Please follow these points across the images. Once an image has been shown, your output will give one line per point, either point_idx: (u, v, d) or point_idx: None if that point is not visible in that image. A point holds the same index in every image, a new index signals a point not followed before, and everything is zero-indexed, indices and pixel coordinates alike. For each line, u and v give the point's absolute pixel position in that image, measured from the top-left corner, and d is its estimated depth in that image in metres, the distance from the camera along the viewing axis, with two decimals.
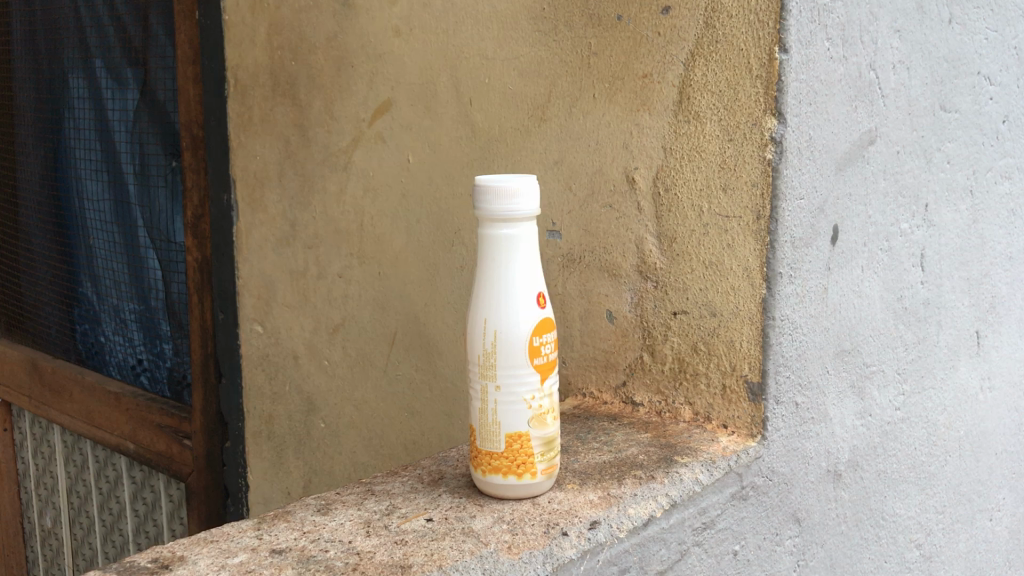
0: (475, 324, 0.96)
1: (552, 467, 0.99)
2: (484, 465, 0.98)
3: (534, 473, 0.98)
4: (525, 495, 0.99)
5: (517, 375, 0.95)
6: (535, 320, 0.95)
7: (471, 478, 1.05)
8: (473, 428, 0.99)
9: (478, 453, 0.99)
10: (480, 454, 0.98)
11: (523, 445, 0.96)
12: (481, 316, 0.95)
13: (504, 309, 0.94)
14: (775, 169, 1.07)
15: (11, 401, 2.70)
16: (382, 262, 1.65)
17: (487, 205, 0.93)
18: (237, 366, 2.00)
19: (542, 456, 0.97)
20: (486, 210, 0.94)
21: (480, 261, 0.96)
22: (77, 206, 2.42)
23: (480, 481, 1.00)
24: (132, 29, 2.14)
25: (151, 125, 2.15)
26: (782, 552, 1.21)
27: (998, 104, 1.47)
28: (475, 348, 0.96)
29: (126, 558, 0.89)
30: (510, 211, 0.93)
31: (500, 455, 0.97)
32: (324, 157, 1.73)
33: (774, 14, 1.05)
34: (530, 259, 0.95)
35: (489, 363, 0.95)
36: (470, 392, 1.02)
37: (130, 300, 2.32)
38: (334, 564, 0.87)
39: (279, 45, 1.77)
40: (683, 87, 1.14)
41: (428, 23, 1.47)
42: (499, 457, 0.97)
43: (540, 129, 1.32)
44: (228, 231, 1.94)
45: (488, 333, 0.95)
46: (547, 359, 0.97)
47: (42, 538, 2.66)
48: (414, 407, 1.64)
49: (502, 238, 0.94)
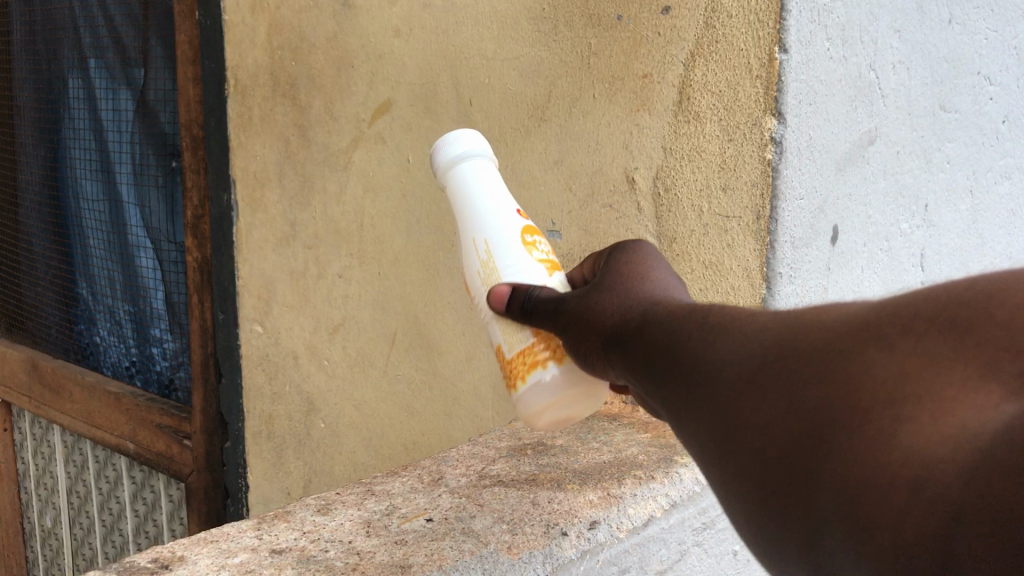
0: (467, 253, 0.96)
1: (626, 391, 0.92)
2: (518, 375, 0.90)
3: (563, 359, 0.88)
4: (578, 407, 0.91)
5: (519, 267, 0.91)
6: (517, 220, 0.94)
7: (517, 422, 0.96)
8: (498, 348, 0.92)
9: (509, 365, 0.91)
10: (513, 362, 0.90)
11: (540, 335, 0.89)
12: (469, 238, 0.95)
13: (484, 220, 0.94)
14: (775, 170, 1.07)
15: (11, 401, 2.69)
16: (382, 262, 1.65)
17: (438, 153, 0.98)
18: (236, 366, 1.99)
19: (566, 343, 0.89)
20: (437, 162, 0.98)
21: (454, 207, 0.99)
22: (76, 206, 2.40)
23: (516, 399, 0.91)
24: (132, 28, 2.14)
25: (151, 127, 2.15)
26: None
27: (998, 103, 1.47)
28: (473, 270, 0.94)
29: (126, 558, 0.88)
30: (460, 147, 0.97)
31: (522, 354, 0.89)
32: (324, 157, 1.74)
33: (774, 14, 1.05)
34: (497, 179, 0.97)
35: (488, 274, 0.92)
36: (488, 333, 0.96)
37: (126, 301, 2.31)
38: (334, 564, 0.87)
39: (280, 45, 1.77)
40: (683, 87, 1.14)
41: (428, 23, 1.48)
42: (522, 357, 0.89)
43: (540, 129, 1.31)
44: (228, 231, 1.94)
45: (478, 244, 0.93)
46: (546, 257, 0.94)
47: (42, 538, 2.66)
48: (415, 407, 1.63)
49: (459, 175, 0.97)
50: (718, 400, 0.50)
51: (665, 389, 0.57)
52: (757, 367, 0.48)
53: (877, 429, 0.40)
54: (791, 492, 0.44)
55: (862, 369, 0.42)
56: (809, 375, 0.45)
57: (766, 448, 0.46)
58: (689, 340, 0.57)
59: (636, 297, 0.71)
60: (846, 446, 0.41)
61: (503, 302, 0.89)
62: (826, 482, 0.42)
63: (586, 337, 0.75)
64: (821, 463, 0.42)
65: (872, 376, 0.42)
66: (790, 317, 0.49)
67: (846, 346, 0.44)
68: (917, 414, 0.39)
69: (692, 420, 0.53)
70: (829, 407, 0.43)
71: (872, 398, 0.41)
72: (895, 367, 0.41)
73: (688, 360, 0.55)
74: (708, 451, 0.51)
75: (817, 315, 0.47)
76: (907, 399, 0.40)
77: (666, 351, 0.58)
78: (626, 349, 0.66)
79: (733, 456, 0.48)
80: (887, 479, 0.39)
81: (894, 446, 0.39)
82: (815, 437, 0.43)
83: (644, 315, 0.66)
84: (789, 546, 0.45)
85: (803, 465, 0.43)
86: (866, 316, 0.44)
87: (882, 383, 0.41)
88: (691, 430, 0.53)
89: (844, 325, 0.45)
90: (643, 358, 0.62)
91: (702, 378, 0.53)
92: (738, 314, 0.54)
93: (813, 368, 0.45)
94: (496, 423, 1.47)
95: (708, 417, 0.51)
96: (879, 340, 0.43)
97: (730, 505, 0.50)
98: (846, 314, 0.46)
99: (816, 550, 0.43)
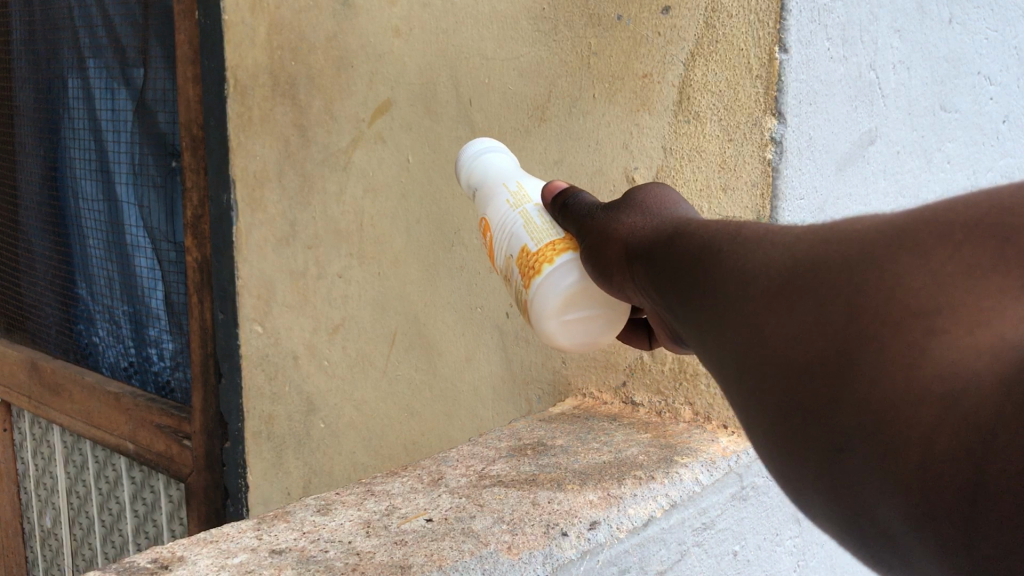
0: (495, 196, 1.05)
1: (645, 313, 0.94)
2: (544, 260, 0.91)
3: (551, 260, 0.90)
4: (603, 305, 0.91)
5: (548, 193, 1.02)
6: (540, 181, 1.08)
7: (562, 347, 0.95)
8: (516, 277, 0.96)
9: (534, 256, 0.92)
10: (540, 251, 0.91)
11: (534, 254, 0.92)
12: (499, 186, 1.05)
13: (512, 174, 1.07)
14: (776, 169, 1.07)
15: (11, 401, 2.69)
16: (382, 262, 1.65)
17: (467, 147, 1.14)
18: (236, 366, 1.99)
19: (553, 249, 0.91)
20: (466, 154, 1.14)
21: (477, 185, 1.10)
22: (75, 206, 2.40)
23: (539, 289, 0.91)
24: (131, 28, 2.14)
25: (150, 127, 2.15)
26: (782, 552, 1.19)
27: (998, 104, 1.47)
28: (502, 202, 1.02)
29: (126, 558, 0.88)
30: (487, 142, 1.14)
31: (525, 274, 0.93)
32: (324, 157, 1.74)
33: (774, 14, 1.05)
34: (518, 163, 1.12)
35: (520, 198, 1.01)
36: (507, 268, 0.99)
37: (126, 301, 2.31)
38: (334, 564, 0.86)
39: (279, 45, 1.77)
40: (683, 87, 1.14)
41: (428, 23, 1.48)
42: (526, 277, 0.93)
43: (540, 129, 1.31)
44: (227, 231, 1.94)
45: (510, 184, 1.04)
46: None
47: (42, 538, 2.66)
48: (414, 407, 1.63)
49: (479, 158, 1.12)
50: (744, 315, 0.48)
51: (694, 310, 0.55)
52: (786, 277, 0.46)
53: (908, 340, 0.38)
54: (812, 409, 0.42)
55: (894, 279, 0.40)
56: (838, 285, 0.43)
57: (788, 362, 0.44)
58: (721, 257, 0.55)
59: (671, 222, 0.70)
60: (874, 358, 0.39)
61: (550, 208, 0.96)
62: (851, 396, 0.40)
63: (623, 254, 0.76)
64: (845, 376, 0.40)
65: (905, 285, 0.40)
66: (824, 232, 0.47)
67: (879, 255, 0.42)
68: (951, 326, 0.37)
69: (716, 339, 0.51)
70: (858, 318, 0.41)
71: (904, 309, 0.39)
72: (929, 279, 0.39)
73: (721, 273, 0.53)
74: (729, 371, 0.49)
75: (850, 226, 0.45)
76: (942, 312, 0.38)
77: (697, 270, 0.57)
78: (657, 272, 0.65)
79: (754, 374, 0.46)
80: (914, 392, 0.37)
81: (925, 359, 0.37)
82: (841, 349, 0.41)
83: (674, 238, 0.65)
84: (806, 472, 0.43)
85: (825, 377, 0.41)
86: (903, 226, 0.42)
87: (917, 292, 0.39)
88: (715, 349, 0.51)
89: (882, 234, 0.43)
90: (674, 279, 0.61)
91: (731, 293, 0.51)
92: (774, 230, 0.52)
93: (841, 278, 0.43)
94: (495, 423, 1.47)
95: (731, 336, 0.49)
96: (915, 251, 0.41)
97: (749, 429, 0.48)
98: (883, 224, 0.43)
99: (834, 472, 0.41)
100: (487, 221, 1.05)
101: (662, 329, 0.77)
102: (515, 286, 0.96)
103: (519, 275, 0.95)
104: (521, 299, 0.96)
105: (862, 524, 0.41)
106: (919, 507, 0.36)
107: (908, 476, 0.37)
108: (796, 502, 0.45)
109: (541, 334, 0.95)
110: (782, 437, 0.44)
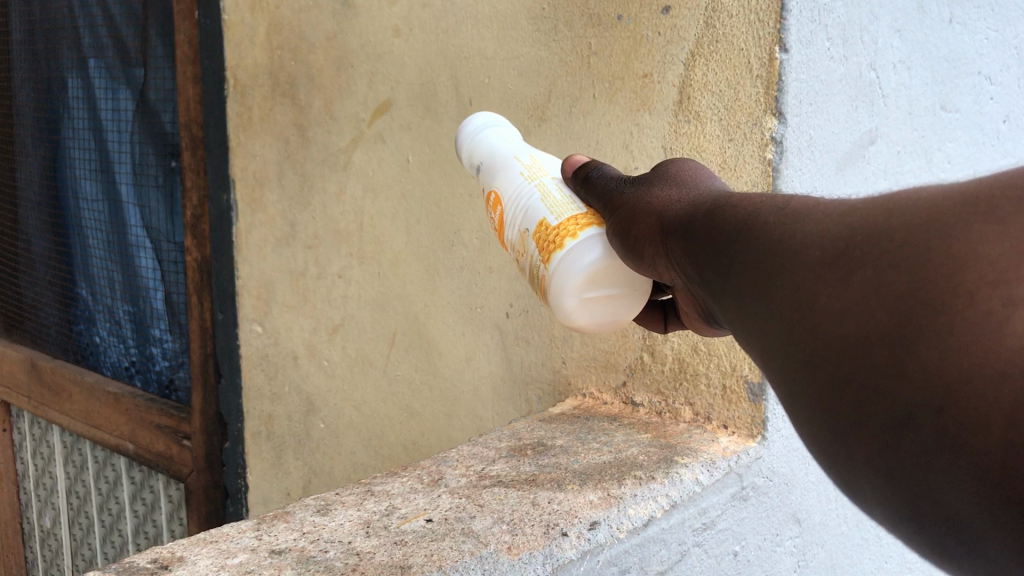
0: (507, 168, 1.04)
1: (666, 295, 0.93)
2: (567, 234, 0.89)
3: (575, 234, 0.89)
4: (626, 284, 0.90)
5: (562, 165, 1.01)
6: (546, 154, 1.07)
7: (574, 326, 0.93)
8: (533, 253, 0.94)
9: (555, 229, 0.91)
10: (563, 225, 0.90)
11: (558, 227, 0.91)
12: (509, 160, 1.04)
13: (521, 146, 1.06)
14: (776, 170, 1.06)
15: (11, 401, 2.69)
16: (382, 262, 1.65)
17: (469, 121, 1.14)
18: (236, 366, 1.99)
19: (577, 224, 0.90)
20: (470, 128, 1.13)
21: (483, 158, 1.09)
22: (75, 207, 2.40)
23: (560, 263, 0.89)
24: (131, 28, 2.14)
25: (151, 128, 2.15)
26: (782, 553, 1.18)
27: (998, 104, 1.46)
28: (517, 172, 1.01)
29: (125, 559, 0.88)
30: (488, 116, 1.14)
31: (544, 246, 0.91)
32: (324, 156, 1.74)
33: (774, 14, 1.04)
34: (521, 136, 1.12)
35: (536, 170, 1.00)
36: (518, 241, 0.98)
37: (126, 301, 2.32)
38: (334, 564, 0.86)
39: (279, 45, 1.77)
40: (683, 87, 1.13)
41: (428, 23, 1.48)
42: (547, 250, 0.91)
43: (540, 129, 1.31)
44: (228, 231, 1.94)
45: (521, 156, 1.04)
46: None
47: (42, 539, 2.66)
48: (415, 408, 1.63)
49: (479, 136, 1.12)
50: (792, 289, 0.49)
51: (738, 284, 0.56)
52: (842, 249, 0.47)
53: (986, 310, 0.38)
54: (870, 386, 0.42)
55: (969, 248, 0.41)
56: (904, 255, 0.43)
57: (848, 334, 0.44)
58: (767, 230, 0.55)
59: (707, 196, 0.70)
60: (946, 328, 0.39)
61: (572, 181, 0.96)
62: (917, 370, 0.40)
63: (654, 228, 0.75)
64: (911, 348, 0.41)
65: (979, 254, 0.40)
66: (885, 203, 0.47)
67: (951, 223, 0.42)
68: None
69: (762, 316, 0.51)
70: (924, 289, 0.41)
71: (980, 278, 0.39)
72: (1009, 245, 0.39)
73: (771, 245, 0.54)
74: (776, 352, 0.49)
75: (915, 197, 0.46)
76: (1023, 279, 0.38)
77: (739, 245, 0.58)
78: (696, 247, 0.65)
79: (804, 351, 0.47)
80: (993, 364, 0.37)
81: (1004, 330, 0.37)
82: (905, 320, 0.41)
83: (712, 212, 0.65)
84: (862, 449, 0.43)
85: (888, 348, 0.42)
86: (977, 195, 0.43)
87: (993, 260, 0.39)
88: (759, 326, 0.52)
89: (951, 205, 0.43)
90: (715, 253, 0.61)
91: (781, 265, 0.51)
92: (827, 203, 0.53)
93: (906, 249, 0.43)
94: (495, 423, 1.46)
95: (780, 312, 0.50)
96: (991, 218, 0.41)
97: (794, 406, 0.48)
98: (950, 194, 0.44)
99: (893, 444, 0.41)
100: (497, 194, 1.03)
101: (688, 304, 0.77)
102: (531, 262, 0.95)
103: (536, 250, 0.93)
104: (536, 276, 0.94)
105: (922, 511, 0.40)
106: (997, 493, 0.36)
107: (986, 459, 0.36)
108: (849, 488, 0.45)
109: (555, 313, 0.92)
110: (833, 412, 0.45)
